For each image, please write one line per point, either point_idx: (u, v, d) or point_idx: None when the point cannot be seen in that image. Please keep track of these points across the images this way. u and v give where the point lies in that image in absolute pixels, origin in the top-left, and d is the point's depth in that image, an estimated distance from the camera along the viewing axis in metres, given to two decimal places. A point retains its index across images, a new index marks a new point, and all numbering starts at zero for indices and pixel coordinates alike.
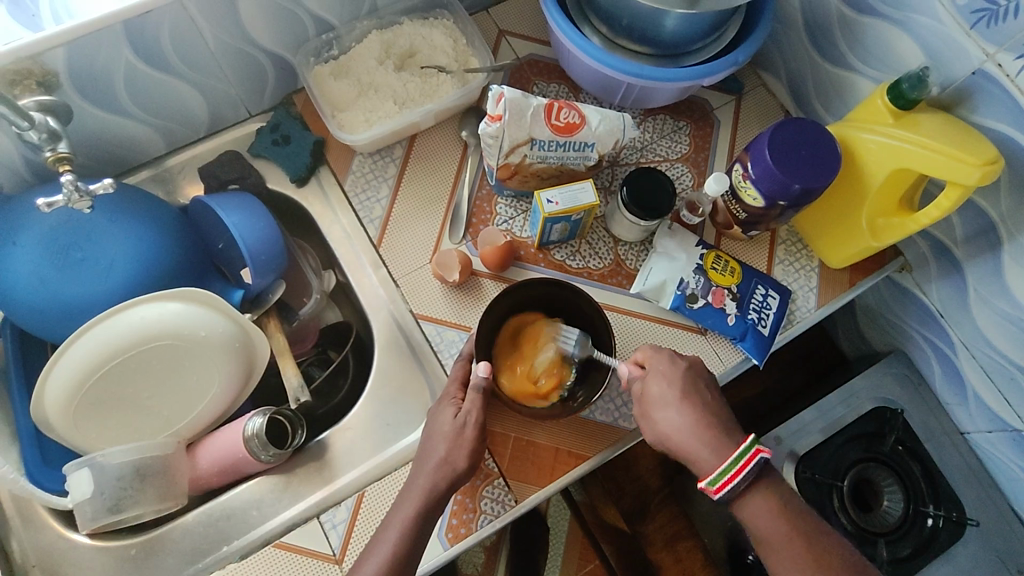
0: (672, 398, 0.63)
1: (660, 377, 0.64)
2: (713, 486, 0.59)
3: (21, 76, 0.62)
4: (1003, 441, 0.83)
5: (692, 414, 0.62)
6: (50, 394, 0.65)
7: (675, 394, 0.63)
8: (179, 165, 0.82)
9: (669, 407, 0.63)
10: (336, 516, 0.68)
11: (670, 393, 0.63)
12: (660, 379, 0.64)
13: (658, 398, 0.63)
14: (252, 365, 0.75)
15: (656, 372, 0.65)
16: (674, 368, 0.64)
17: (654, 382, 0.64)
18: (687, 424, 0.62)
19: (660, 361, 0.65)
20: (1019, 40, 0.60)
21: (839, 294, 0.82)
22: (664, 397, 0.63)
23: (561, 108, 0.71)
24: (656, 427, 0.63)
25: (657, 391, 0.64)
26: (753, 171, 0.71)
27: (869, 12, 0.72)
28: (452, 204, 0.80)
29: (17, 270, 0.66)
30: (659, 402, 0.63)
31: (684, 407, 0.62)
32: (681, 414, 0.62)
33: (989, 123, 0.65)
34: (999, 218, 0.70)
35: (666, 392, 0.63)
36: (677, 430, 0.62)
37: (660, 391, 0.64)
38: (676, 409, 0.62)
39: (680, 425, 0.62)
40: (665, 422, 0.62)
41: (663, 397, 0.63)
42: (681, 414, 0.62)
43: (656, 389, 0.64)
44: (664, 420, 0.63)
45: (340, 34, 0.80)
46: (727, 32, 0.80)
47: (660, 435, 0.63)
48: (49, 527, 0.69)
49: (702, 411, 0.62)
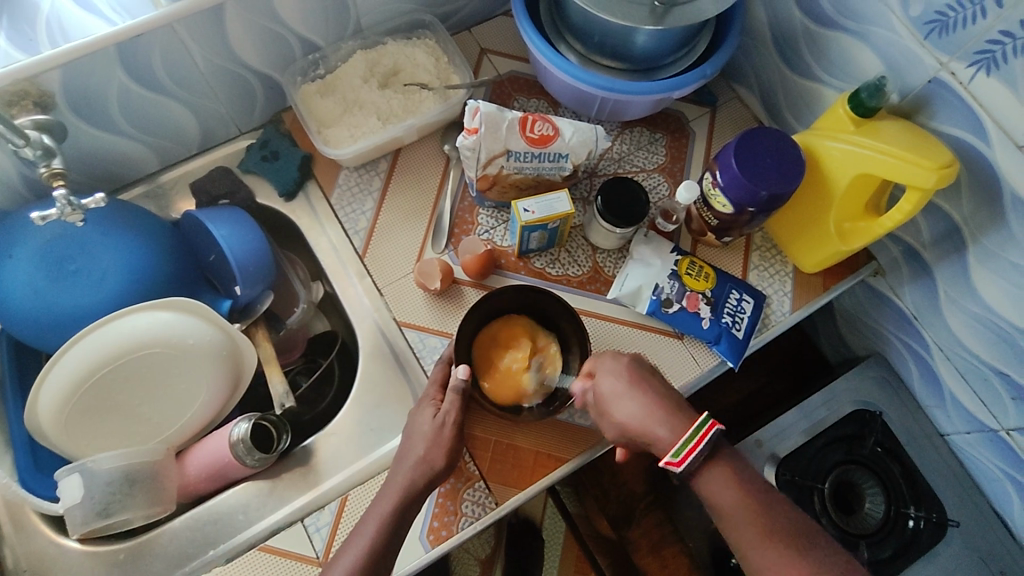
0: (624, 389, 0.64)
1: (609, 374, 0.66)
2: (677, 458, 0.59)
3: (18, 96, 0.65)
4: (981, 441, 0.84)
5: (646, 400, 0.63)
6: (44, 397, 0.68)
7: (626, 386, 0.64)
8: (171, 181, 0.86)
9: (623, 399, 0.64)
10: (319, 520, 0.70)
11: (621, 384, 0.65)
12: (609, 374, 0.66)
13: (611, 393, 0.65)
14: (240, 373, 0.77)
15: (604, 370, 0.66)
16: (620, 363, 0.66)
17: (604, 379, 0.66)
18: (645, 410, 0.62)
19: (607, 360, 0.67)
20: (968, 50, 0.62)
21: (814, 299, 0.84)
22: (616, 390, 0.65)
23: (535, 121, 0.74)
24: (615, 422, 0.64)
25: (608, 386, 0.65)
26: (721, 179, 0.74)
27: (831, 26, 0.75)
28: (434, 215, 0.83)
29: (13, 282, 0.69)
30: (613, 396, 0.64)
31: (636, 396, 0.63)
32: (635, 401, 0.63)
33: (946, 129, 0.68)
34: (962, 220, 0.72)
35: (617, 384, 0.65)
36: (635, 418, 0.63)
37: (610, 386, 0.65)
38: (629, 399, 0.63)
39: (636, 412, 0.63)
40: (623, 413, 0.63)
41: (615, 391, 0.65)
42: (635, 403, 0.63)
43: (607, 385, 0.65)
44: (621, 410, 0.63)
45: (326, 54, 0.84)
46: (697, 46, 0.84)
47: (620, 428, 0.64)
48: (41, 532, 0.70)
49: (657, 397, 0.63)
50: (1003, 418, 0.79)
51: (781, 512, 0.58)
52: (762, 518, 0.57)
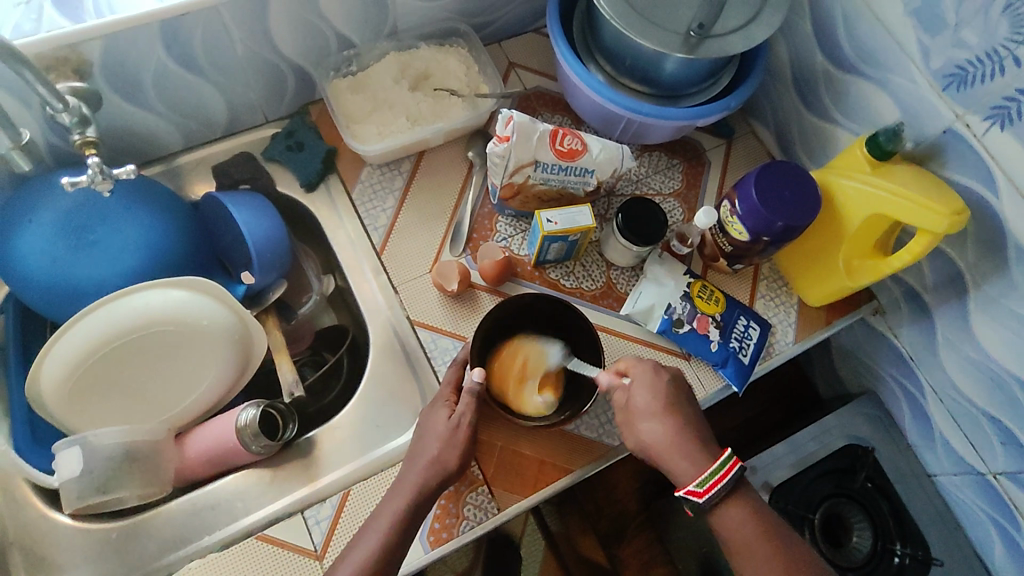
0: (655, 411, 0.67)
1: (645, 388, 0.68)
2: (700, 489, 0.63)
3: (58, 62, 0.65)
4: (967, 484, 0.86)
5: (673, 426, 0.66)
6: (49, 365, 0.67)
7: (659, 406, 0.67)
8: (192, 163, 0.85)
9: (651, 419, 0.66)
10: (319, 513, 0.69)
11: (654, 405, 0.67)
12: (645, 390, 0.67)
13: (642, 409, 0.67)
14: (247, 359, 0.77)
15: (642, 381, 0.68)
16: (657, 380, 0.68)
17: (639, 390, 0.68)
18: (669, 435, 0.65)
19: (648, 372, 0.68)
20: (984, 104, 0.66)
21: (817, 331, 0.86)
22: (648, 408, 0.67)
23: (565, 134, 0.75)
24: (639, 438, 0.67)
25: (642, 402, 0.67)
26: (740, 208, 0.76)
27: (852, 71, 0.78)
28: (454, 220, 0.84)
29: (28, 246, 0.68)
30: (643, 413, 0.67)
31: (665, 420, 0.66)
32: (663, 426, 0.66)
33: (957, 178, 0.71)
34: (965, 267, 0.75)
35: (651, 403, 0.67)
36: (658, 441, 0.66)
37: (644, 402, 0.67)
38: (659, 421, 0.66)
39: (661, 436, 0.66)
40: (647, 433, 0.66)
41: (647, 409, 0.67)
42: (662, 426, 0.66)
43: (641, 399, 0.67)
44: (647, 430, 0.66)
45: (361, 52, 0.85)
46: (721, 78, 0.86)
47: (642, 444, 0.67)
48: (31, 505, 0.69)
49: (684, 425, 0.66)
50: (991, 462, 0.81)
51: (795, 550, 0.62)
52: (777, 555, 0.61)
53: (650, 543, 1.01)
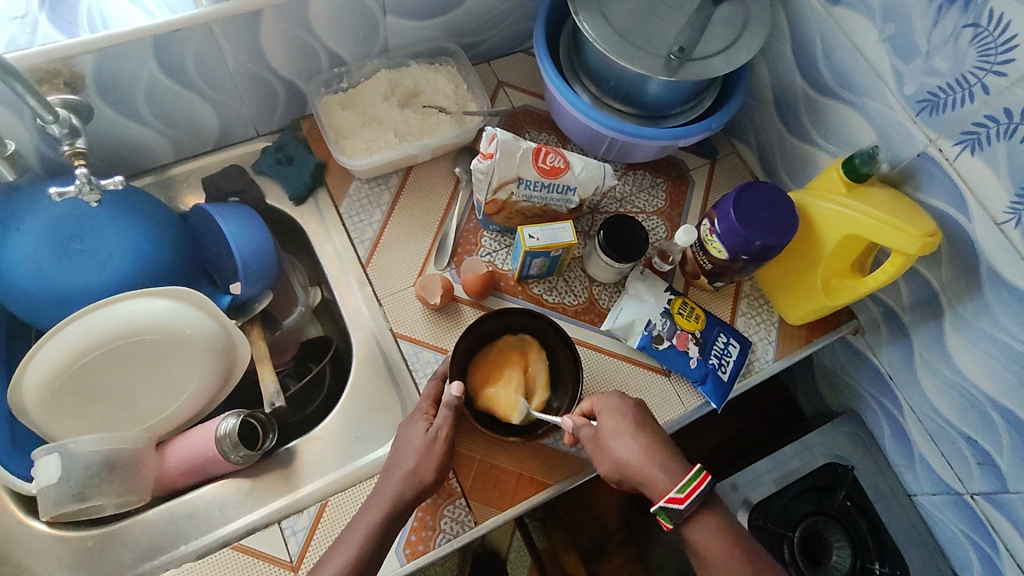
0: (626, 428, 0.68)
1: (612, 413, 0.69)
2: (680, 495, 0.64)
3: (50, 75, 0.67)
4: (946, 504, 0.87)
5: (645, 442, 0.67)
6: (31, 374, 0.68)
7: (628, 424, 0.68)
8: (183, 174, 0.87)
9: (623, 436, 0.67)
10: (297, 523, 0.69)
11: (623, 423, 0.68)
12: (613, 415, 0.69)
13: (614, 428, 0.68)
14: (231, 369, 0.78)
15: (607, 409, 0.69)
16: (624, 405, 0.69)
17: (606, 417, 0.69)
18: (642, 450, 0.66)
19: (609, 400, 0.70)
20: (956, 129, 0.67)
21: (797, 350, 0.87)
22: (618, 427, 0.68)
23: (548, 153, 0.77)
24: (614, 458, 0.67)
25: (610, 425, 0.68)
26: (718, 227, 0.77)
27: (830, 95, 0.80)
28: (439, 234, 0.85)
29: (15, 254, 0.69)
30: (614, 432, 0.68)
31: (636, 436, 0.67)
32: (634, 441, 0.67)
33: (931, 201, 0.72)
34: (940, 287, 0.75)
35: (620, 423, 0.68)
36: (633, 457, 0.66)
37: (614, 422, 0.68)
38: (630, 437, 0.67)
39: (635, 450, 0.66)
40: (621, 450, 0.67)
41: (616, 429, 0.68)
42: (634, 442, 0.67)
43: (609, 422, 0.68)
44: (620, 448, 0.67)
45: (352, 69, 0.87)
46: (704, 100, 0.88)
47: (616, 463, 0.67)
48: (9, 510, 0.69)
49: (654, 442, 0.67)
50: (968, 482, 0.82)
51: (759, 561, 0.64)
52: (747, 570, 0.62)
53: (631, 559, 1.00)
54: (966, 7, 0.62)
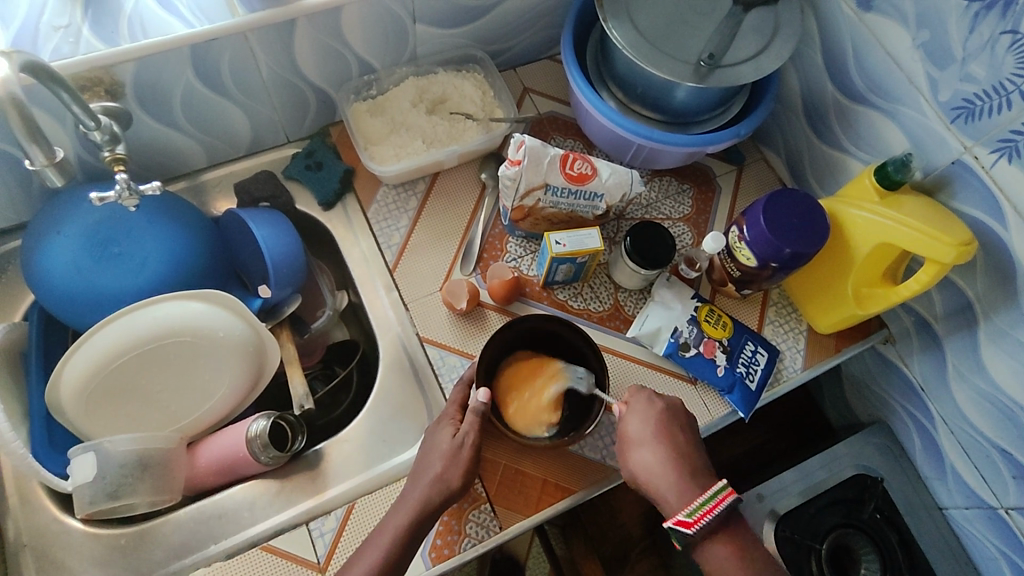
0: (649, 436, 0.68)
1: (638, 417, 0.69)
2: (690, 518, 0.63)
3: (92, 83, 0.69)
4: (979, 518, 0.84)
5: (666, 453, 0.66)
6: (69, 372, 0.69)
7: (650, 433, 0.68)
8: (214, 180, 0.89)
9: (644, 447, 0.67)
10: (324, 525, 0.70)
11: (647, 431, 0.68)
12: (638, 419, 0.69)
13: (635, 437, 0.68)
14: (261, 370, 0.79)
15: (635, 411, 0.69)
16: (651, 409, 0.69)
17: (632, 422, 0.69)
18: (659, 464, 0.66)
19: (639, 401, 0.70)
20: (993, 137, 0.66)
21: (826, 359, 0.86)
22: (641, 436, 0.68)
23: (575, 159, 0.77)
24: (630, 466, 0.68)
25: (635, 429, 0.69)
26: (747, 234, 0.76)
27: (861, 101, 0.79)
28: (465, 240, 0.85)
29: (56, 257, 0.71)
30: (636, 441, 0.68)
31: (658, 446, 0.67)
32: (654, 453, 0.67)
33: (966, 210, 0.71)
34: (975, 297, 0.74)
35: (643, 430, 0.68)
36: (648, 471, 0.66)
37: (637, 430, 0.68)
38: (650, 448, 0.67)
39: (651, 464, 0.66)
40: (639, 462, 0.67)
41: (640, 437, 0.68)
42: (654, 454, 0.67)
43: (634, 428, 0.69)
44: (638, 459, 0.67)
45: (380, 77, 0.88)
46: (733, 106, 0.88)
47: (632, 473, 0.68)
48: (46, 508, 0.71)
49: (675, 452, 0.67)
50: (1002, 497, 0.80)
51: None
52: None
53: (654, 568, 1.00)
54: (1004, 13, 0.61)
